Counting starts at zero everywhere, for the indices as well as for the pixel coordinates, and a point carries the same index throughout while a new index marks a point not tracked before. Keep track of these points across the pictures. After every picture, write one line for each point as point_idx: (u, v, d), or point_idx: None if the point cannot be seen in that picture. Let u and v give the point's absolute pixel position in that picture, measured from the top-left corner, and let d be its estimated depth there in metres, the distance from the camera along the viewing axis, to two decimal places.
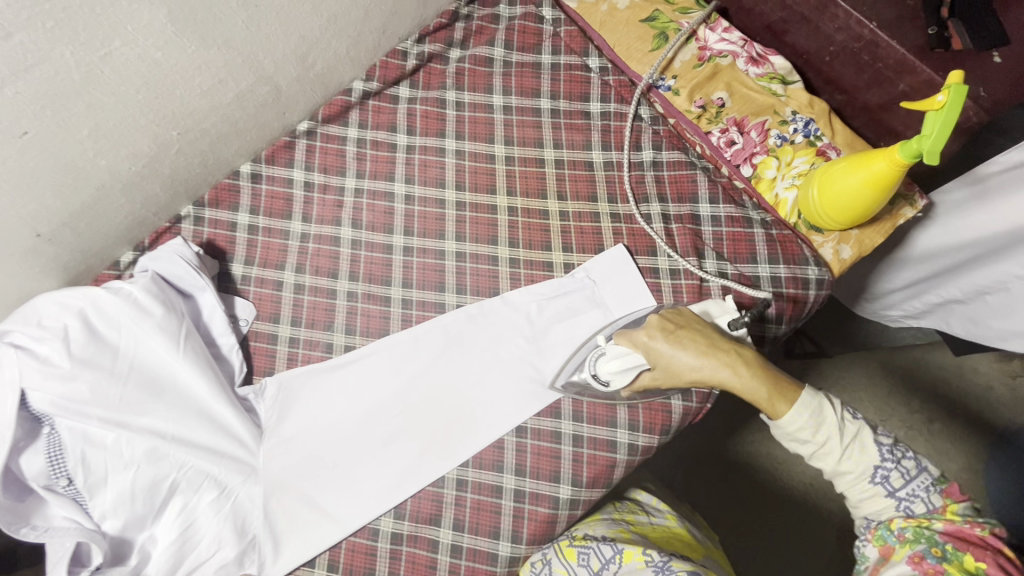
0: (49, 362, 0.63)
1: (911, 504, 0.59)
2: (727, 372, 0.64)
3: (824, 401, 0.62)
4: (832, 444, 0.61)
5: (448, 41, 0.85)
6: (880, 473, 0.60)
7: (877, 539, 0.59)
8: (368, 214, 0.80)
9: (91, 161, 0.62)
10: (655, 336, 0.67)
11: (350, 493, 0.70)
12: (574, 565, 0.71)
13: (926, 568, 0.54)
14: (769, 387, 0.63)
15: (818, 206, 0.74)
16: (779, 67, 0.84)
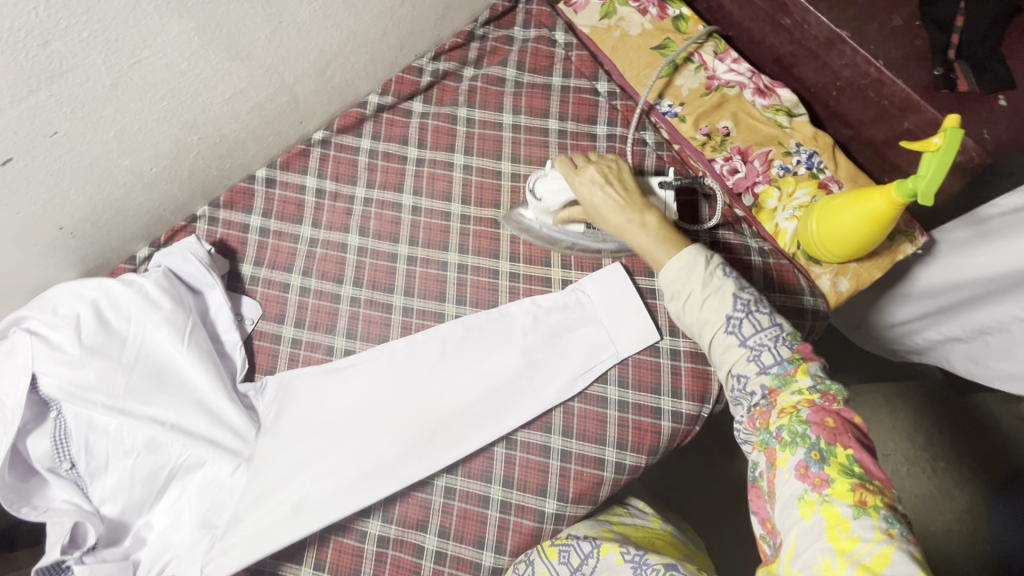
0: (62, 349, 0.66)
1: (761, 356, 0.56)
2: (633, 226, 0.66)
3: (700, 258, 0.61)
4: (695, 289, 0.60)
5: (463, 59, 0.88)
6: (731, 323, 0.58)
7: (761, 443, 0.54)
8: (376, 223, 0.83)
9: (115, 161, 0.66)
10: (583, 180, 0.71)
11: (326, 497, 0.70)
12: (556, 564, 0.70)
13: (812, 479, 0.49)
14: (666, 243, 0.64)
15: (816, 237, 0.75)
16: (785, 100, 0.87)
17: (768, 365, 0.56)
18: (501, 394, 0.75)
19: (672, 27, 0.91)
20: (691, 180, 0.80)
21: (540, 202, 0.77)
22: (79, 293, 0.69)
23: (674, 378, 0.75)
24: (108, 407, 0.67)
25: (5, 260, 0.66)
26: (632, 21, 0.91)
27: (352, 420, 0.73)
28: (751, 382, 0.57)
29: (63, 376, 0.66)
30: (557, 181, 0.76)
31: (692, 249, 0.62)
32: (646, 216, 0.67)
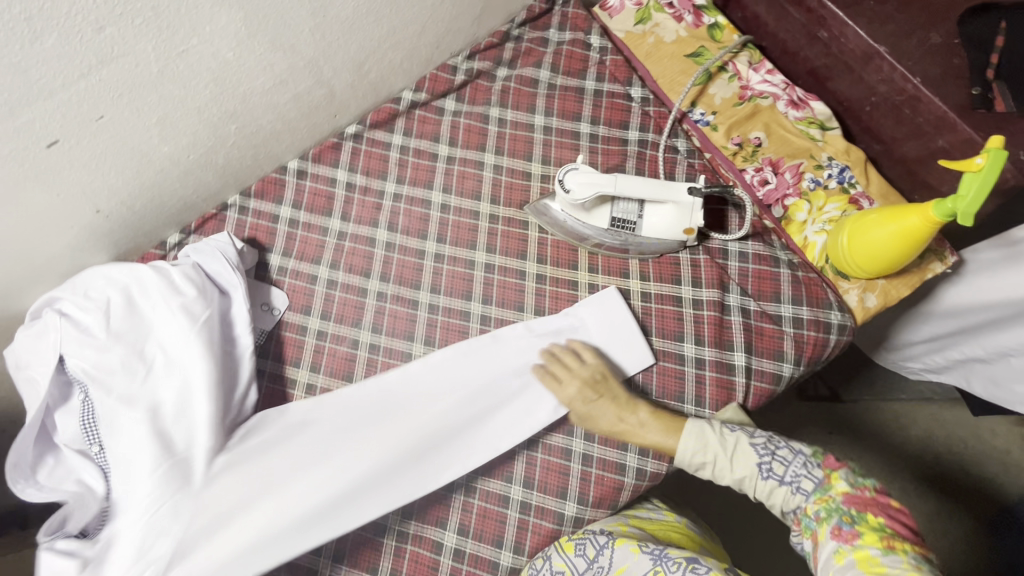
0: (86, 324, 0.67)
1: (799, 483, 0.60)
2: (632, 428, 0.69)
3: (705, 427, 0.66)
4: (719, 458, 0.65)
5: (497, 59, 0.88)
6: (764, 468, 0.63)
7: (804, 530, 0.59)
8: (404, 219, 0.83)
9: (155, 147, 0.66)
10: (574, 395, 0.71)
11: (300, 523, 0.66)
12: (572, 558, 0.70)
13: (846, 536, 0.55)
14: (668, 430, 0.68)
15: (846, 252, 0.75)
16: (819, 113, 0.87)
17: (807, 488, 0.60)
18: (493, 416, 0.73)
19: (707, 35, 0.91)
20: (722, 188, 0.76)
21: (568, 195, 0.75)
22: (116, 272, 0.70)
23: (698, 386, 0.75)
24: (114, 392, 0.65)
25: (43, 241, 0.66)
26: (667, 28, 0.91)
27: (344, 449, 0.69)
28: (793, 502, 0.61)
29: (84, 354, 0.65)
30: (588, 174, 0.74)
31: (693, 422, 0.67)
32: (638, 413, 0.69)
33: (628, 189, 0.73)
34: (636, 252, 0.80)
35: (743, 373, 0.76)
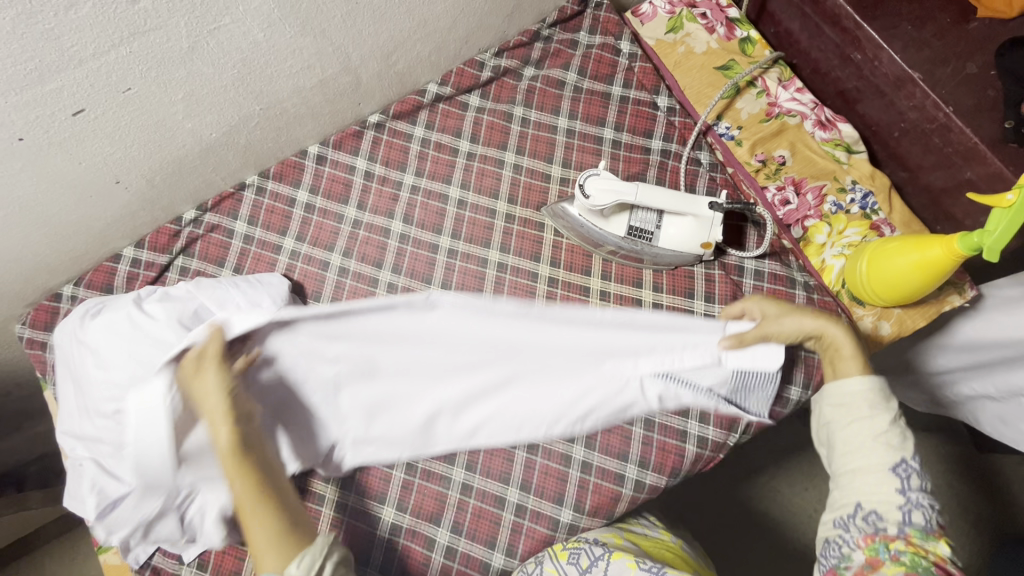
0: (112, 379, 0.63)
1: (912, 512, 0.56)
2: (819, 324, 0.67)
3: (886, 392, 0.61)
4: (879, 416, 0.59)
5: (525, 58, 0.87)
6: (904, 467, 0.57)
7: (868, 550, 0.56)
8: (420, 212, 0.83)
9: (179, 123, 0.66)
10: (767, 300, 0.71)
11: (384, 403, 0.69)
12: (563, 565, 0.71)
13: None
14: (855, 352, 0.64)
15: (864, 278, 0.74)
16: (846, 135, 0.85)
17: (915, 521, 0.56)
18: (659, 335, 0.67)
19: (738, 49, 0.90)
20: (744, 205, 0.75)
21: (587, 200, 0.74)
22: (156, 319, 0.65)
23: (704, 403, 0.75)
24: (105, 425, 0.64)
25: (58, 204, 0.67)
26: (698, 38, 0.90)
27: (437, 370, 0.68)
28: (887, 519, 0.56)
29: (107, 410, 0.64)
30: (608, 181, 0.74)
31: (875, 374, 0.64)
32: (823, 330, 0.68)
33: (648, 199, 0.73)
34: (649, 266, 0.80)
35: None
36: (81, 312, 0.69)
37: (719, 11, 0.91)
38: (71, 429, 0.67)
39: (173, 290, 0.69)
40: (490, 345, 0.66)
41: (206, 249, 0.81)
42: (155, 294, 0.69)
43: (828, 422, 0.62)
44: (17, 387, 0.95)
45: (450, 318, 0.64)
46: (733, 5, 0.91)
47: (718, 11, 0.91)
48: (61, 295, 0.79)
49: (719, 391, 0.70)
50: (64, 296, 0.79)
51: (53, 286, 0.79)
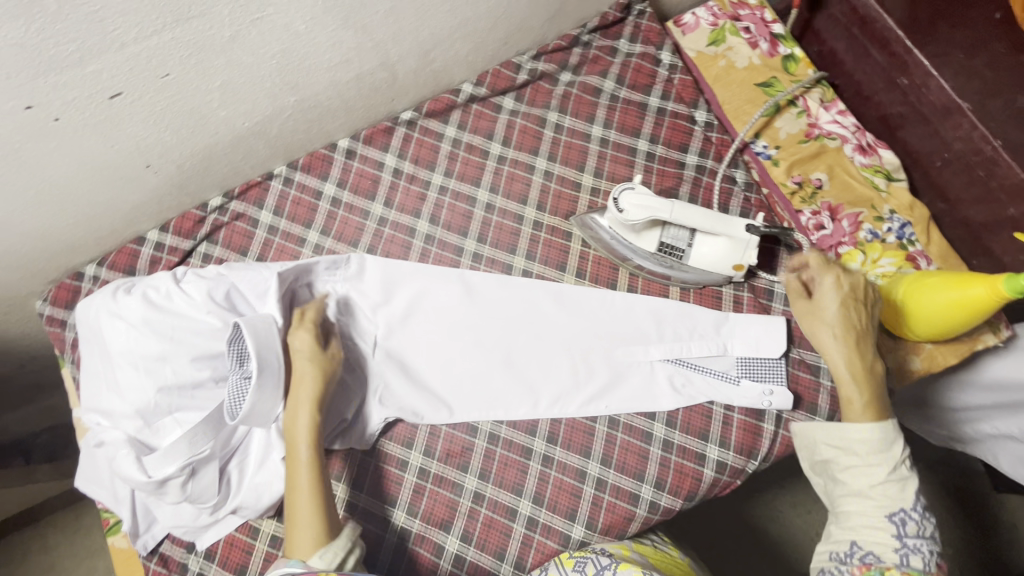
0: (146, 348, 0.68)
1: (910, 556, 0.60)
2: (852, 354, 0.67)
3: (896, 438, 0.64)
4: (880, 468, 0.63)
5: (563, 63, 0.86)
6: (900, 515, 0.61)
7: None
8: (447, 213, 0.82)
9: (213, 111, 0.65)
10: (838, 291, 0.69)
11: (415, 361, 0.76)
12: (568, 573, 0.66)
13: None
14: (868, 399, 0.65)
15: (898, 309, 0.73)
16: (886, 162, 0.84)
17: (913, 566, 0.60)
18: (668, 323, 0.77)
19: (781, 66, 0.88)
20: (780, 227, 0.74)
21: (620, 214, 0.73)
22: (192, 297, 0.70)
23: (725, 427, 0.73)
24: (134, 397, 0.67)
25: (87, 185, 0.66)
26: (740, 53, 0.88)
27: (466, 330, 0.77)
28: (884, 556, 0.61)
29: (138, 379, 0.67)
30: (643, 196, 0.72)
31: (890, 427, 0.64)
32: (869, 354, 0.67)
33: (683, 217, 0.71)
34: (677, 289, 0.78)
35: (773, 421, 0.74)
36: (110, 289, 0.70)
37: (763, 26, 0.89)
38: (100, 409, 0.69)
39: (207, 269, 0.73)
40: (512, 311, 0.78)
41: (230, 238, 0.80)
42: (188, 273, 0.72)
43: (823, 459, 0.67)
44: (32, 360, 0.95)
45: (487, 288, 0.78)
46: (778, 21, 0.89)
47: (762, 26, 0.89)
48: (83, 274, 0.80)
49: (732, 375, 0.75)
50: (86, 276, 0.80)
51: (76, 265, 0.79)
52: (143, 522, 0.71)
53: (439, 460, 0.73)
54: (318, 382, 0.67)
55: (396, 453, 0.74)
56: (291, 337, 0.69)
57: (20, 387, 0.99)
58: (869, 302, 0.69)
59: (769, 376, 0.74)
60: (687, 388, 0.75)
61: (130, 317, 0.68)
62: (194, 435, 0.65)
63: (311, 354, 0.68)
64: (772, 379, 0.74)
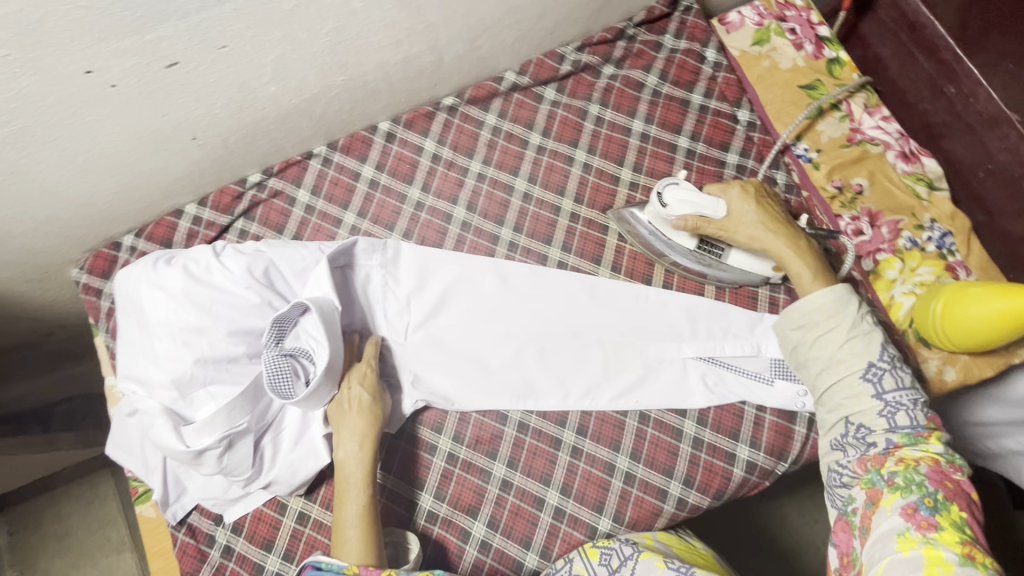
0: (185, 320, 0.68)
1: (896, 415, 0.61)
2: (784, 243, 0.70)
3: (850, 299, 0.65)
4: (840, 330, 0.64)
5: (606, 56, 0.85)
6: (872, 371, 0.62)
7: (866, 482, 0.59)
8: (484, 201, 0.82)
9: (263, 86, 0.65)
10: (744, 195, 0.73)
11: (446, 347, 0.76)
12: (595, 565, 0.65)
13: (918, 519, 0.54)
14: (815, 270, 0.69)
15: (936, 321, 0.72)
16: (929, 170, 0.83)
17: (901, 425, 0.60)
18: (702, 322, 0.77)
19: (825, 69, 0.87)
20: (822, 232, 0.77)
21: (664, 209, 0.73)
22: (232, 271, 0.70)
23: (756, 428, 0.73)
24: (170, 368, 0.67)
25: (133, 155, 0.67)
26: (784, 54, 0.88)
27: (498, 319, 0.77)
28: (875, 436, 0.61)
29: (175, 350, 0.68)
30: (687, 193, 0.73)
31: (843, 285, 0.66)
32: (797, 237, 0.71)
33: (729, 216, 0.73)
34: (712, 290, 0.78)
35: (804, 424, 0.73)
36: (150, 259, 0.71)
37: (809, 28, 0.88)
38: (136, 378, 0.69)
39: (246, 244, 0.73)
40: (546, 303, 0.78)
41: (267, 215, 0.80)
42: (227, 247, 0.72)
43: (796, 345, 0.67)
44: (60, 329, 0.96)
45: (521, 279, 0.78)
46: (824, 24, 0.89)
47: (808, 28, 0.88)
48: (121, 245, 0.80)
49: (765, 376, 0.75)
50: (123, 246, 0.80)
51: (114, 235, 0.80)
52: (173, 491, 0.71)
53: (468, 446, 0.73)
54: (372, 420, 0.67)
55: (425, 437, 0.74)
56: (342, 377, 0.71)
57: (47, 354, 0.99)
58: (771, 198, 0.75)
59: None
60: (720, 386, 0.75)
61: (171, 288, 0.69)
62: (232, 409, 0.66)
63: (370, 392, 0.69)
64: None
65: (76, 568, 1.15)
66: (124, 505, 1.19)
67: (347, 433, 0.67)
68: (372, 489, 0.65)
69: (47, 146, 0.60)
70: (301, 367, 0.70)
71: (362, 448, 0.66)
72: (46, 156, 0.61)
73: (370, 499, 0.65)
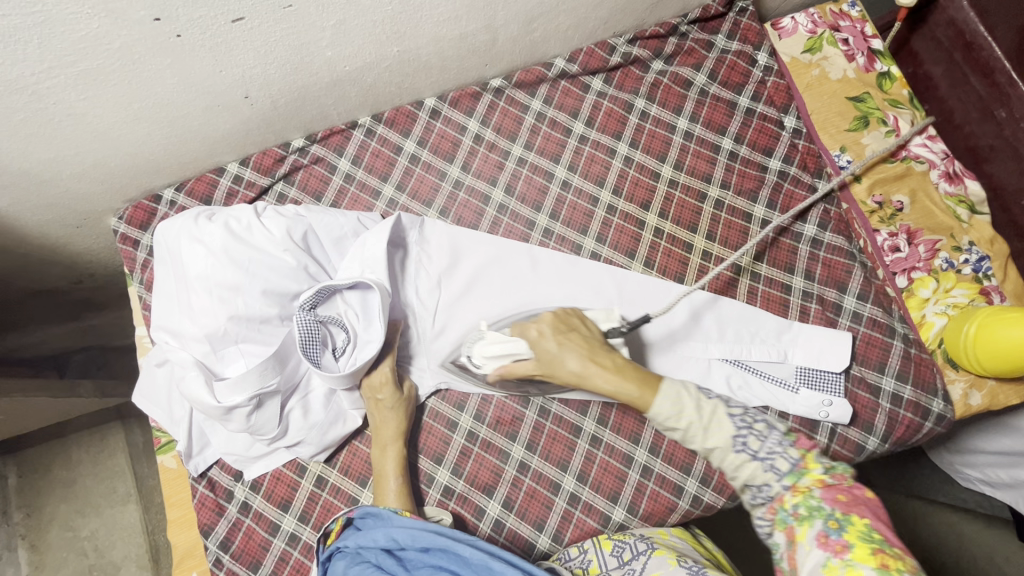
0: (222, 277, 0.68)
1: (776, 462, 0.57)
2: (600, 372, 0.64)
3: (684, 387, 0.61)
4: (695, 426, 0.59)
5: (657, 51, 0.85)
6: (739, 441, 0.58)
7: (778, 524, 0.56)
8: (523, 185, 0.82)
9: (320, 50, 0.66)
10: (545, 331, 0.68)
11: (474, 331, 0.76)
12: (606, 555, 0.67)
13: (833, 547, 0.51)
14: (642, 382, 0.63)
15: (968, 344, 0.72)
16: (971, 193, 0.83)
17: (784, 468, 0.57)
18: (730, 326, 0.77)
19: (875, 82, 0.86)
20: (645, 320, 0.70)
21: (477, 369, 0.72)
22: (272, 233, 0.71)
23: None
24: (206, 323, 0.68)
25: (186, 109, 0.67)
26: (835, 64, 0.87)
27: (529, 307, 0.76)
28: (770, 487, 0.57)
29: (211, 305, 0.68)
30: (495, 344, 0.71)
31: (670, 382, 0.62)
32: (609, 358, 0.66)
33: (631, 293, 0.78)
34: (744, 295, 0.78)
35: (826, 434, 0.74)
36: (192, 213, 0.71)
37: (863, 40, 0.87)
38: (172, 331, 0.70)
39: (287, 207, 0.74)
40: (578, 294, 0.78)
41: (307, 180, 0.81)
42: (268, 208, 0.73)
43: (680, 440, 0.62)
44: (90, 277, 0.97)
45: (555, 266, 0.79)
46: (878, 37, 0.88)
47: (861, 40, 0.87)
48: (160, 198, 0.80)
49: (790, 383, 0.75)
50: (163, 200, 0.80)
51: (154, 187, 0.80)
52: (196, 444, 0.72)
53: (489, 426, 0.74)
54: (398, 420, 0.70)
55: (447, 413, 0.75)
56: (365, 386, 0.71)
57: (74, 301, 1.00)
58: (576, 325, 0.70)
59: (829, 387, 0.75)
60: (744, 390, 0.75)
61: (211, 243, 0.69)
62: (264, 369, 0.67)
63: (391, 395, 0.71)
64: (831, 390, 0.75)
65: (81, 514, 1.16)
66: (132, 456, 1.21)
67: (377, 436, 0.70)
68: (404, 478, 0.69)
69: (105, 91, 0.60)
70: (327, 333, 0.72)
71: (390, 445, 0.70)
72: (103, 101, 0.61)
73: (403, 490, 0.68)
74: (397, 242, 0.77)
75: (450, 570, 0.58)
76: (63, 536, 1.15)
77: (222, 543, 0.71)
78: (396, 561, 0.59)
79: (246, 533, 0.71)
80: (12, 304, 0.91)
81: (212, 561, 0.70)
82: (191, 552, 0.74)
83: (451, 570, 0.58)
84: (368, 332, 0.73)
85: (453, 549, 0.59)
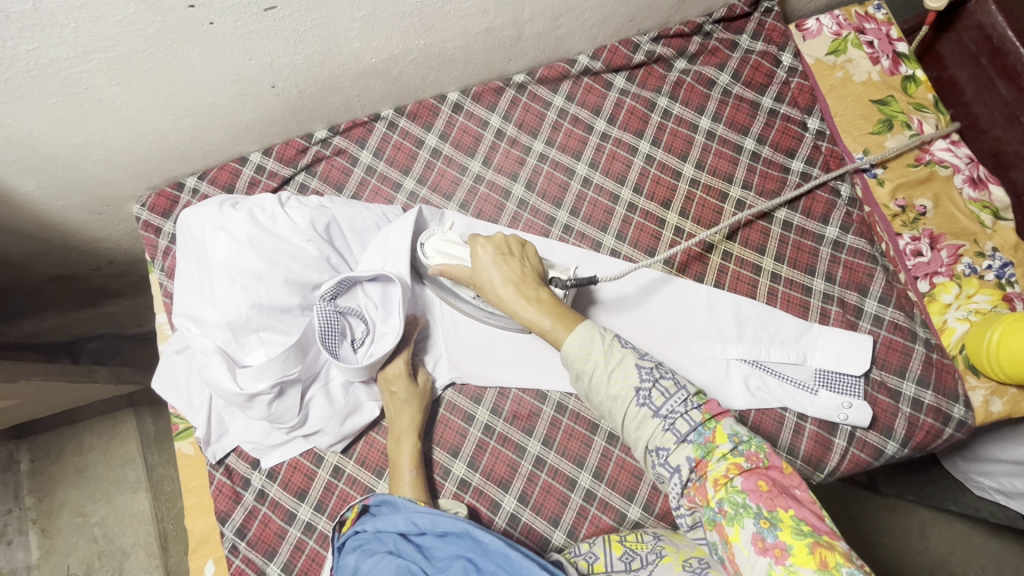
0: (245, 264, 0.68)
1: (675, 423, 0.57)
2: (523, 302, 0.64)
3: (596, 331, 0.61)
4: (599, 370, 0.60)
5: (681, 49, 0.85)
6: (642, 395, 0.59)
7: (709, 522, 0.55)
8: (544, 181, 0.82)
9: (349, 41, 0.66)
10: (487, 248, 0.67)
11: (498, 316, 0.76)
12: (615, 558, 0.65)
13: (770, 550, 0.51)
14: (556, 318, 0.63)
15: (990, 350, 0.71)
16: (995, 199, 0.82)
17: (686, 432, 0.57)
18: (749, 326, 0.76)
19: (900, 86, 0.86)
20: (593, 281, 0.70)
21: (425, 259, 0.70)
22: (295, 222, 0.71)
23: (796, 436, 0.73)
24: (227, 310, 0.68)
25: (213, 98, 0.68)
26: (860, 66, 0.86)
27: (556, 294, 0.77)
28: (676, 451, 0.57)
29: (234, 292, 0.68)
30: (451, 243, 0.70)
31: (586, 324, 0.62)
32: (537, 293, 0.65)
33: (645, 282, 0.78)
34: (764, 295, 0.78)
35: (845, 437, 0.74)
36: (216, 201, 0.71)
37: (888, 44, 0.87)
38: (195, 318, 0.70)
39: (310, 198, 0.74)
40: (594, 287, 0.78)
41: (329, 172, 0.81)
42: (292, 198, 0.73)
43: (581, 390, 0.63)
44: (109, 264, 0.97)
45: (574, 260, 0.78)
46: (903, 41, 0.88)
47: (886, 43, 0.87)
48: (183, 186, 0.81)
49: (809, 385, 0.75)
50: (186, 187, 0.81)
51: (178, 175, 0.81)
52: (215, 431, 0.72)
53: (505, 421, 0.74)
54: (415, 413, 0.71)
55: (464, 406, 0.75)
56: (381, 378, 0.71)
57: (92, 289, 1.01)
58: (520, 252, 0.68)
59: (849, 390, 0.74)
60: (762, 391, 0.75)
61: (234, 231, 0.69)
62: (285, 357, 0.68)
63: (405, 387, 0.71)
64: (851, 393, 0.74)
65: (92, 500, 1.17)
66: (144, 444, 1.21)
67: (393, 427, 0.70)
68: (419, 471, 0.69)
69: (137, 77, 0.61)
70: (346, 324, 0.72)
71: (404, 437, 0.70)
72: (133, 87, 0.62)
73: (418, 482, 0.68)
74: (420, 236, 0.77)
75: (467, 557, 0.58)
76: (73, 521, 1.15)
77: (238, 531, 0.71)
78: (414, 547, 0.59)
79: (262, 521, 0.71)
80: (32, 289, 0.92)
81: (228, 548, 0.71)
82: (208, 538, 0.74)
83: (468, 558, 0.58)
84: (386, 324, 0.73)
85: (474, 535, 0.59)
